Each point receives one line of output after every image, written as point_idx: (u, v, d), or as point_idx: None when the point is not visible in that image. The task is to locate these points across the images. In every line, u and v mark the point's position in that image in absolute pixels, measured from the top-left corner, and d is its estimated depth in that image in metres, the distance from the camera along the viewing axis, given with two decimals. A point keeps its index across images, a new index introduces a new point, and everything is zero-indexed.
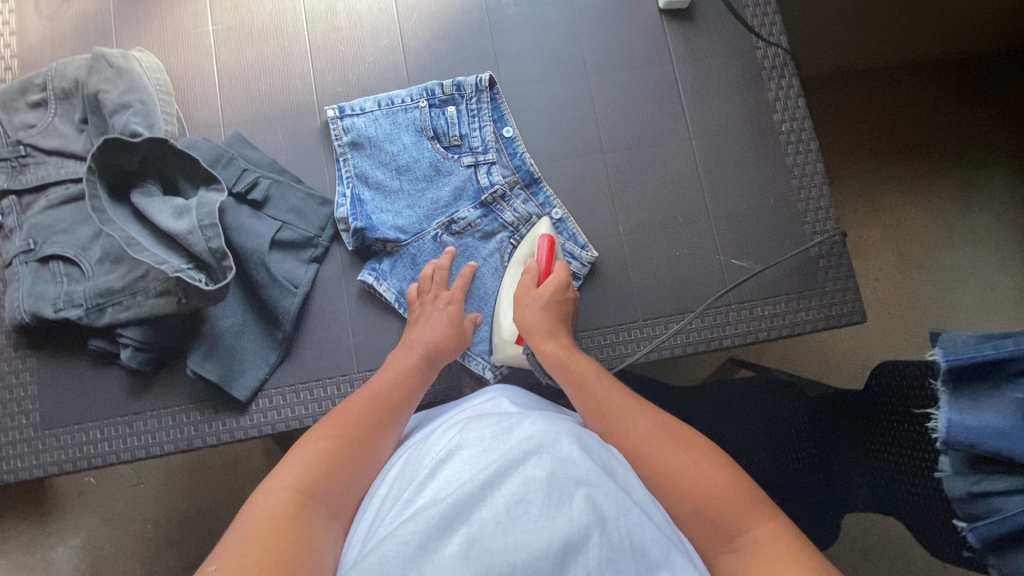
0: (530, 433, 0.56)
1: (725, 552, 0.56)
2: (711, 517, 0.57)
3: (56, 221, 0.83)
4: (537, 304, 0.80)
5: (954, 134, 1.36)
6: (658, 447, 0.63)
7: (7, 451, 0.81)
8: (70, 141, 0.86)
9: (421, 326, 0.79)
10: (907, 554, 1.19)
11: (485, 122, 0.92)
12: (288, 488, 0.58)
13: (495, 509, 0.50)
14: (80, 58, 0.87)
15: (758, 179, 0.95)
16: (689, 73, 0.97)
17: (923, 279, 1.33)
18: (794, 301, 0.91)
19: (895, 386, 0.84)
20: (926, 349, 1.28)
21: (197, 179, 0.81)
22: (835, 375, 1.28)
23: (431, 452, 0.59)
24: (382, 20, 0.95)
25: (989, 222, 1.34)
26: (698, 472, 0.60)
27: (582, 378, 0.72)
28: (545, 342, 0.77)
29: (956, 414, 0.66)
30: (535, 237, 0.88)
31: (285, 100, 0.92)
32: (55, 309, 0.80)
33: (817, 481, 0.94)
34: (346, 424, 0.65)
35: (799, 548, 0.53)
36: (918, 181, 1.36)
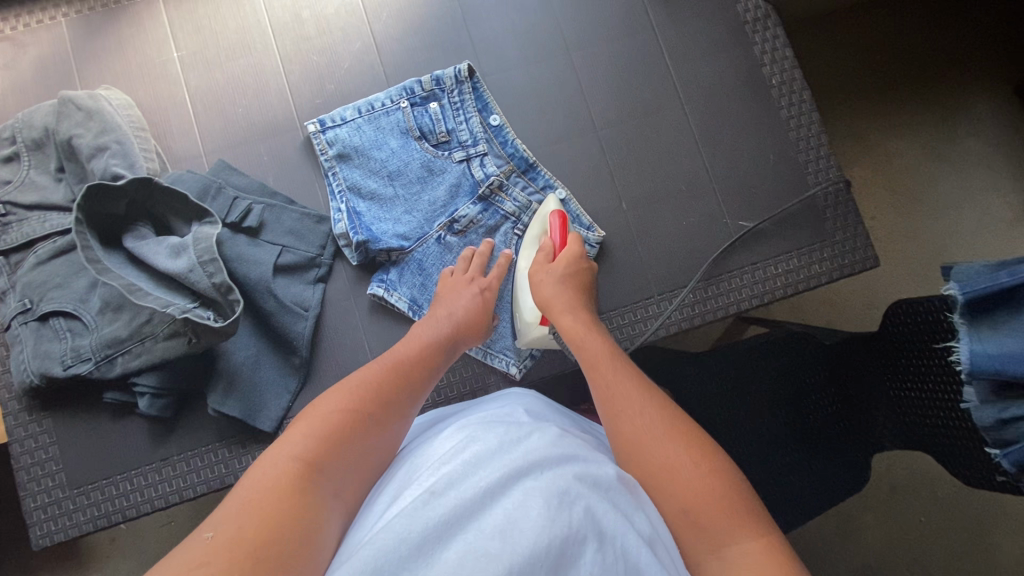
0: (537, 446, 0.56)
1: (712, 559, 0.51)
2: (699, 521, 0.53)
3: (49, 276, 0.80)
4: (552, 277, 0.79)
5: (937, 63, 1.35)
6: (658, 436, 0.60)
7: (37, 516, 0.79)
8: (51, 193, 0.83)
9: (439, 306, 0.78)
10: (937, 483, 1.20)
11: (471, 114, 0.90)
12: (294, 459, 0.55)
13: (496, 518, 0.48)
14: (46, 105, 0.84)
15: (755, 136, 0.93)
16: (671, 36, 0.95)
17: (922, 212, 1.32)
18: (806, 254, 0.90)
19: (912, 325, 0.84)
20: (933, 282, 1.29)
21: (188, 214, 0.79)
22: (849, 320, 1.28)
23: (433, 457, 0.57)
24: (352, 23, 0.91)
25: (981, 146, 1.33)
26: (693, 471, 0.57)
27: (594, 361, 0.70)
28: (562, 316, 0.76)
29: (977, 343, 0.66)
30: (546, 213, 0.86)
31: (265, 120, 0.89)
32: (65, 367, 0.78)
33: (846, 429, 0.95)
34: (355, 398, 0.62)
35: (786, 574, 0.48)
36: (907, 115, 1.35)
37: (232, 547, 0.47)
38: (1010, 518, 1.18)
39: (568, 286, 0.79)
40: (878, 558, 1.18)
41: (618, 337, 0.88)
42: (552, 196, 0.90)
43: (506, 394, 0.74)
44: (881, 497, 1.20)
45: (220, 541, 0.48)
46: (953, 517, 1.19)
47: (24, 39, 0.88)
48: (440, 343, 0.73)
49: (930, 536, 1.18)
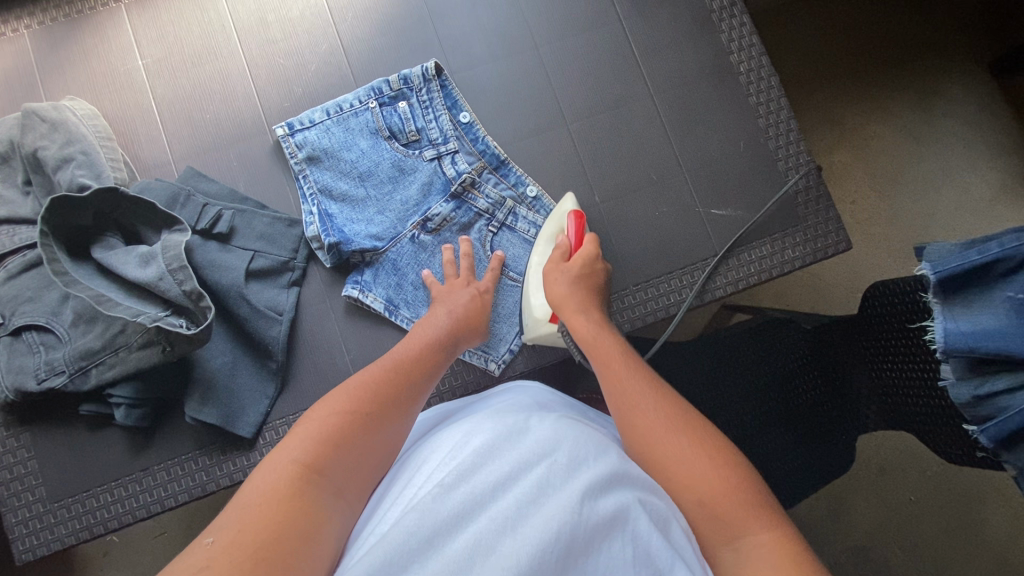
0: (546, 435, 0.56)
1: (723, 549, 0.52)
2: (715, 512, 0.54)
3: (20, 290, 0.80)
4: (566, 277, 0.81)
5: (909, 45, 1.36)
6: (670, 431, 0.60)
7: (19, 531, 0.79)
8: (18, 207, 0.82)
9: (441, 304, 0.79)
10: (921, 461, 1.21)
11: (440, 112, 0.90)
12: (294, 462, 0.54)
13: (507, 507, 0.49)
14: (10, 118, 0.83)
15: (724, 124, 0.94)
16: (639, 28, 0.95)
17: (899, 194, 1.33)
18: (779, 239, 0.91)
19: (886, 306, 0.84)
20: (912, 263, 1.30)
21: (157, 222, 0.78)
22: (830, 303, 1.29)
23: (441, 452, 0.57)
24: (318, 25, 0.91)
25: (955, 127, 1.34)
26: (706, 466, 0.57)
27: (606, 355, 0.71)
28: (575, 316, 0.77)
29: (950, 322, 0.66)
30: (563, 212, 0.88)
31: (233, 125, 0.89)
32: (39, 381, 0.77)
33: (829, 410, 0.96)
34: (358, 400, 0.61)
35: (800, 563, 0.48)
36: (881, 99, 1.35)
37: (233, 550, 0.46)
38: (995, 493, 1.20)
39: (581, 286, 0.80)
40: (865, 537, 1.19)
41: None
42: (525, 192, 0.91)
43: (506, 386, 0.74)
44: (867, 477, 1.21)
45: (223, 543, 0.47)
46: (939, 494, 1.20)
47: None
48: (442, 342, 0.74)
49: (916, 513, 1.20)
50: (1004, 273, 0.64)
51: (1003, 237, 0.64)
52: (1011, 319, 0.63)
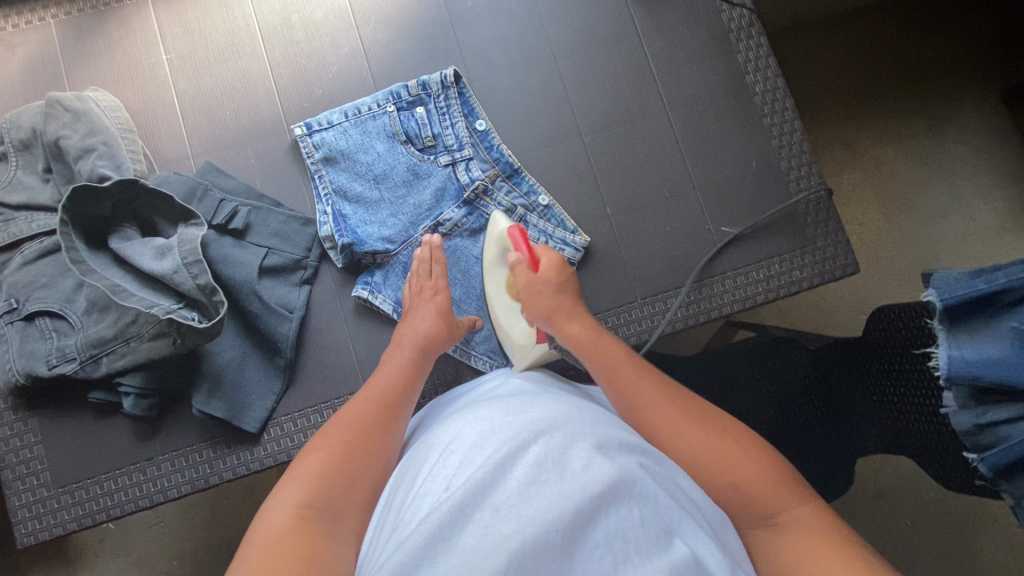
0: (538, 416, 0.57)
1: (762, 526, 0.56)
2: (752, 497, 0.56)
3: (36, 276, 0.81)
4: (547, 290, 0.77)
5: (922, 71, 1.37)
6: (693, 425, 0.61)
7: (22, 514, 0.80)
8: (38, 193, 0.83)
9: (413, 321, 0.78)
10: (919, 486, 1.21)
11: (456, 118, 0.91)
12: (287, 505, 0.55)
13: (511, 491, 0.50)
14: (34, 106, 0.84)
15: (738, 143, 0.94)
16: (657, 44, 0.96)
17: (906, 218, 1.34)
18: (787, 260, 0.91)
19: (892, 330, 0.85)
20: (917, 287, 1.30)
21: (174, 216, 0.79)
22: (834, 324, 1.30)
23: (439, 444, 0.58)
24: (340, 28, 0.92)
25: (965, 154, 1.35)
26: (734, 452, 0.59)
27: (611, 363, 0.69)
28: (568, 325, 0.74)
29: (955, 350, 0.66)
30: (500, 231, 0.85)
31: (252, 123, 0.90)
32: (50, 366, 0.78)
33: (828, 430, 0.96)
34: (344, 432, 0.63)
35: (835, 532, 0.53)
36: (894, 123, 1.36)
37: None
38: (991, 521, 1.20)
39: (564, 293, 0.78)
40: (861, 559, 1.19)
41: None
42: (536, 201, 0.91)
43: (497, 373, 0.77)
44: (864, 500, 1.21)
45: None
46: (935, 520, 1.20)
47: (14, 40, 0.89)
48: (419, 357, 0.75)
49: (911, 538, 1.20)
50: (1007, 303, 0.65)
51: (1009, 267, 0.65)
52: (1014, 349, 0.63)
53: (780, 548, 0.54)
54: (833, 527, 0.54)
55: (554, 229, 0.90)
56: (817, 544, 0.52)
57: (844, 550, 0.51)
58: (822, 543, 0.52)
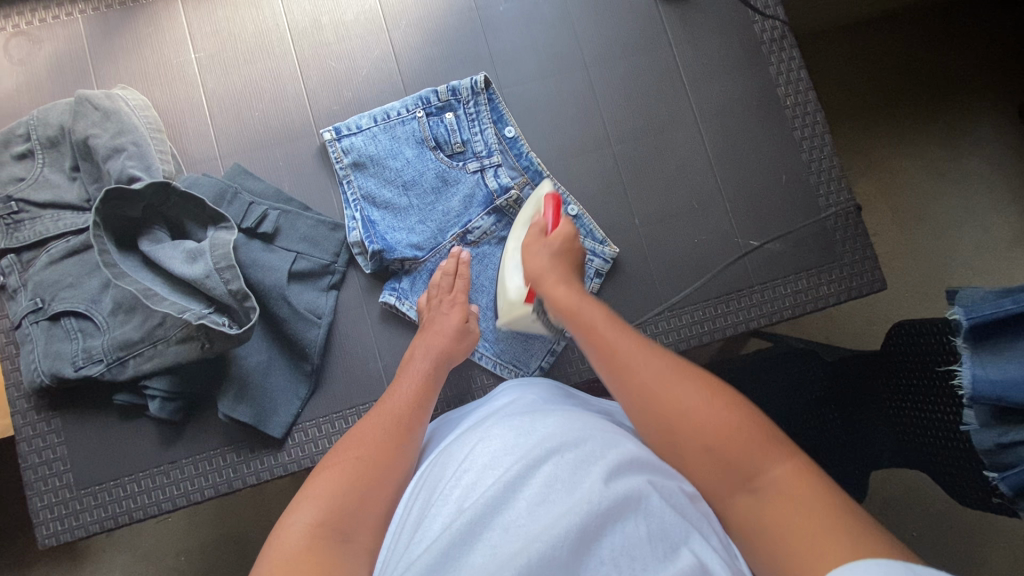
0: (550, 430, 0.57)
1: (743, 492, 0.55)
2: (727, 458, 0.56)
3: (63, 275, 0.81)
4: (546, 252, 0.78)
5: (943, 85, 1.36)
6: (671, 385, 0.60)
7: (44, 516, 0.79)
8: (65, 192, 0.82)
9: (431, 333, 0.78)
10: (927, 497, 1.22)
11: (486, 125, 0.91)
12: (303, 524, 0.55)
13: (520, 511, 0.50)
14: (62, 103, 0.83)
15: (768, 156, 0.94)
16: (689, 54, 0.95)
17: (922, 231, 1.33)
18: (816, 275, 0.91)
19: (911, 344, 0.85)
20: (930, 301, 1.30)
21: (204, 219, 0.79)
22: (847, 335, 1.29)
23: (453, 461, 0.57)
24: (371, 30, 0.91)
25: (981, 168, 1.35)
26: (711, 411, 0.58)
27: (592, 323, 0.68)
28: (556, 290, 0.73)
29: (979, 368, 0.67)
30: (540, 195, 0.85)
31: (281, 125, 0.89)
32: (76, 368, 0.78)
33: (843, 446, 0.94)
34: (356, 449, 0.62)
35: (816, 495, 0.52)
36: (915, 135, 1.36)
37: None
38: (998, 534, 1.20)
39: (561, 261, 0.77)
40: None
41: None
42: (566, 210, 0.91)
43: (511, 387, 0.74)
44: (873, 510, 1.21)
45: None
46: (946, 535, 1.20)
47: (41, 34, 0.88)
48: (433, 373, 0.74)
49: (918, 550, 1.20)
50: None
51: None
52: None
53: (760, 513, 0.53)
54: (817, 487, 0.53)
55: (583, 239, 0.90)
56: (796, 505, 0.52)
57: (827, 510, 0.51)
58: (802, 507, 0.51)
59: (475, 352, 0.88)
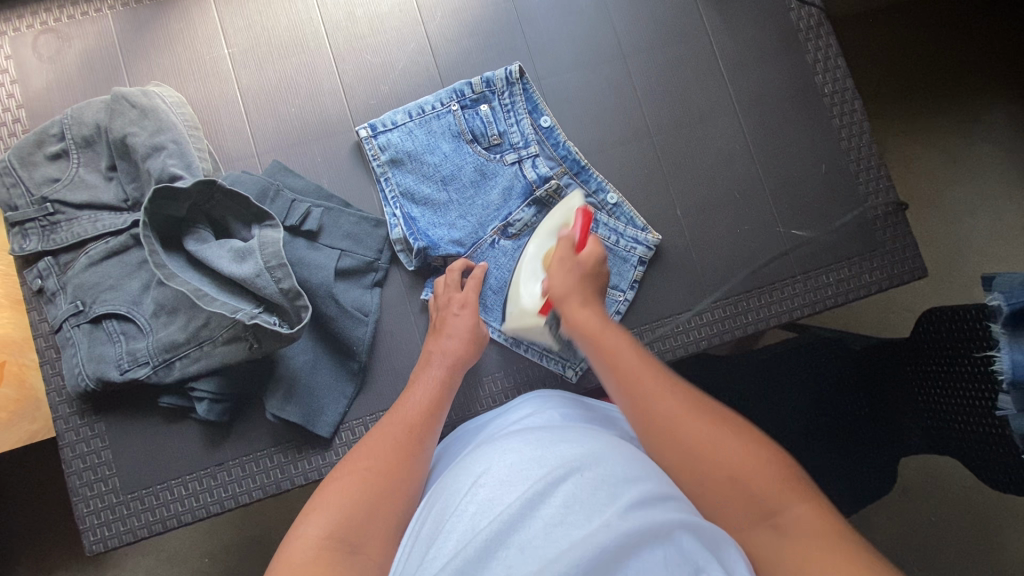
0: (568, 451, 0.55)
1: (761, 527, 0.52)
2: (749, 492, 0.54)
3: (103, 277, 0.79)
4: (574, 270, 0.75)
5: (956, 68, 1.33)
6: (694, 416, 0.59)
7: (91, 521, 0.78)
8: (101, 192, 0.81)
9: (443, 339, 0.77)
10: (946, 483, 1.17)
11: (522, 115, 0.89)
12: (311, 535, 0.53)
13: (536, 532, 0.48)
14: (96, 101, 0.81)
15: (807, 145, 0.93)
16: (726, 43, 0.94)
17: (935, 216, 1.31)
18: (858, 264, 0.91)
19: (946, 327, 0.82)
20: (943, 288, 1.28)
21: (248, 217, 0.78)
22: (860, 321, 1.26)
23: (468, 478, 0.56)
24: (406, 23, 0.90)
25: (993, 153, 1.32)
26: (733, 444, 0.57)
27: (614, 347, 0.67)
28: (578, 310, 0.71)
29: (1018, 354, 0.70)
30: (570, 207, 0.84)
31: (318, 120, 0.87)
32: (121, 371, 0.76)
33: (877, 433, 0.91)
34: (367, 460, 0.61)
35: (839, 534, 0.50)
36: (927, 120, 1.33)
37: None
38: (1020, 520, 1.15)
39: (587, 280, 0.75)
40: (901, 560, 1.15)
41: (673, 346, 0.88)
42: (606, 199, 0.89)
43: (534, 396, 0.74)
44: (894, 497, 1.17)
45: None
46: (966, 510, 1.16)
47: (70, 32, 0.86)
48: (446, 381, 0.73)
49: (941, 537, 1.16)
50: None
51: None
52: None
53: (780, 549, 0.50)
54: (838, 525, 0.51)
55: (624, 227, 0.89)
56: (820, 543, 0.49)
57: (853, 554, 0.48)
58: (824, 542, 0.49)
59: (520, 344, 0.86)
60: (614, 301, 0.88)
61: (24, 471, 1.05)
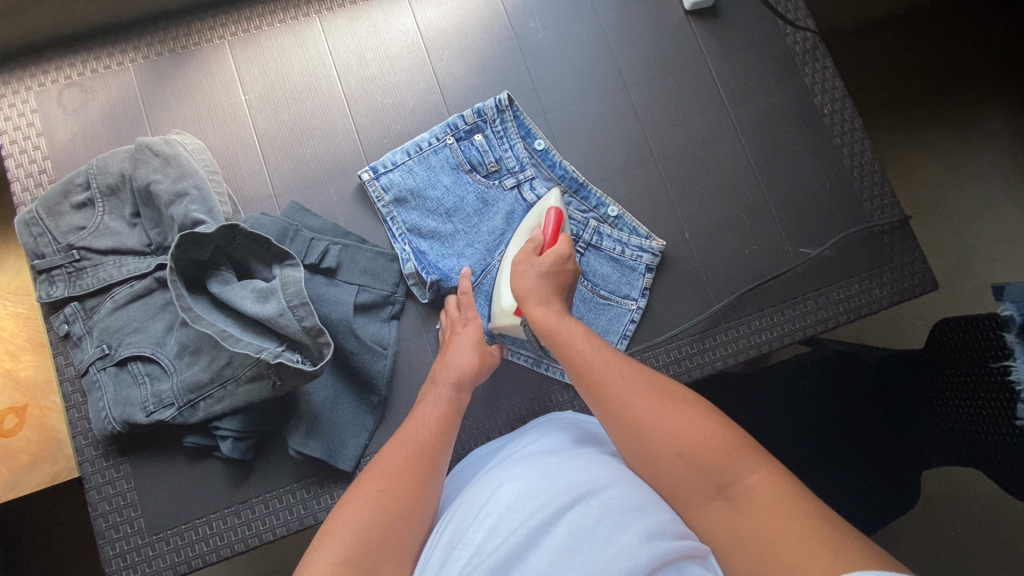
0: (576, 478, 0.56)
1: (718, 500, 0.56)
2: (701, 465, 0.57)
3: (128, 320, 0.81)
4: (536, 270, 0.76)
5: (951, 79, 1.36)
6: (647, 399, 0.61)
7: (118, 564, 0.78)
8: (126, 238, 0.83)
9: (449, 356, 0.77)
10: (972, 495, 1.16)
11: (515, 141, 0.91)
12: (328, 562, 0.54)
13: (543, 560, 0.50)
14: (120, 151, 0.84)
15: (810, 165, 0.95)
16: (725, 70, 0.97)
17: (939, 225, 1.32)
18: (860, 276, 0.92)
19: (957, 338, 0.84)
20: (955, 295, 1.28)
21: (268, 257, 0.80)
22: (873, 333, 1.26)
23: (478, 500, 0.57)
24: (415, 63, 0.93)
25: (993, 160, 1.34)
26: (684, 419, 0.59)
27: (570, 340, 0.68)
28: (538, 308, 0.72)
29: None
30: (546, 207, 0.86)
31: (333, 160, 0.90)
32: (147, 413, 0.78)
33: (891, 447, 0.91)
34: (380, 482, 0.61)
35: (794, 501, 0.53)
36: (923, 132, 1.35)
37: None
38: None
39: (549, 280, 0.76)
40: None
41: (689, 368, 0.88)
42: (606, 212, 0.91)
43: (539, 421, 0.74)
44: (919, 511, 1.15)
45: None
46: (998, 524, 1.14)
47: (93, 84, 0.90)
48: (456, 399, 0.73)
49: (970, 553, 1.13)
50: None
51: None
52: None
53: (738, 523, 0.54)
54: (790, 489, 0.55)
55: (628, 237, 0.91)
56: (769, 513, 0.53)
57: (809, 521, 0.51)
58: (775, 512, 0.53)
59: (540, 363, 0.88)
60: (627, 311, 0.90)
61: (46, 515, 1.06)
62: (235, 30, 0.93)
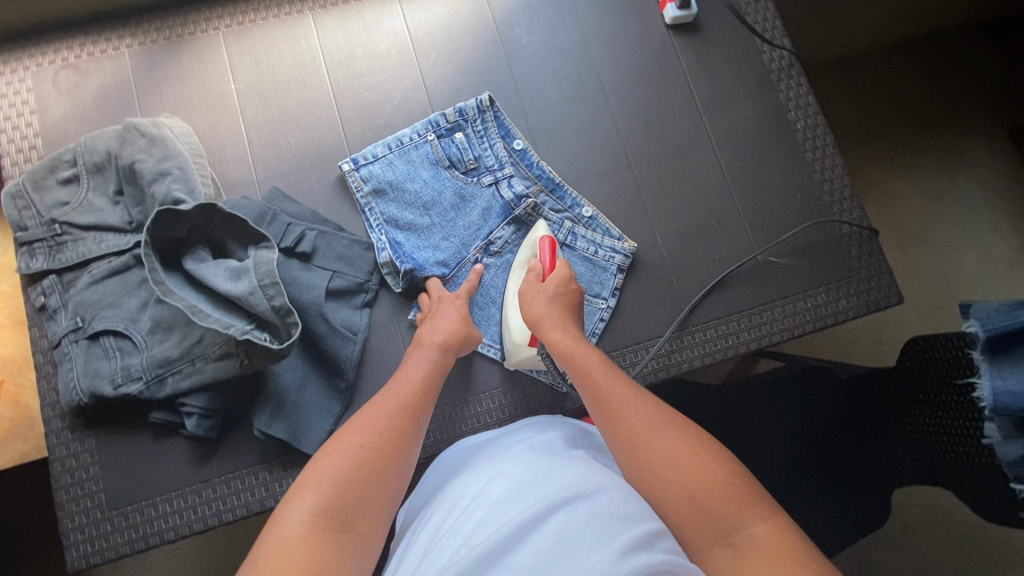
0: (566, 482, 0.57)
1: (721, 546, 0.54)
2: (708, 512, 0.56)
3: (103, 295, 0.82)
4: (543, 296, 0.81)
5: (931, 107, 1.40)
6: (659, 433, 0.62)
7: (74, 536, 0.78)
8: (108, 215, 0.85)
9: (434, 322, 0.79)
10: (944, 520, 1.15)
11: (495, 140, 0.94)
12: (306, 511, 0.54)
13: (528, 554, 0.50)
14: (109, 130, 0.87)
15: (783, 177, 0.98)
16: (703, 83, 1.00)
17: (919, 249, 1.34)
18: (827, 287, 0.93)
19: (928, 361, 0.84)
20: (932, 318, 1.30)
21: (244, 238, 0.81)
22: (853, 352, 1.28)
23: (467, 493, 0.58)
24: (402, 63, 0.96)
25: (970, 186, 1.37)
26: (694, 461, 0.59)
27: (588, 369, 0.71)
28: (555, 332, 0.76)
29: (998, 380, 0.66)
30: (536, 237, 0.90)
31: (317, 150, 0.93)
32: (114, 385, 0.78)
33: (863, 462, 0.91)
34: (362, 437, 0.61)
35: (795, 549, 0.51)
36: (902, 156, 1.38)
37: None
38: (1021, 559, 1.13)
39: (560, 304, 0.80)
40: None
41: (655, 368, 0.89)
42: (581, 213, 0.94)
43: (532, 422, 0.75)
44: (895, 535, 1.15)
45: None
46: (966, 547, 1.14)
47: (88, 67, 0.92)
48: (440, 360, 0.75)
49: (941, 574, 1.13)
50: None
51: None
52: None
53: (736, 567, 0.52)
54: (796, 543, 0.52)
55: (601, 237, 0.93)
56: (770, 557, 0.51)
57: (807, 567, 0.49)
58: (778, 560, 0.50)
59: (510, 357, 0.89)
60: (597, 309, 0.91)
61: (12, 492, 1.05)
62: (230, 22, 0.96)
